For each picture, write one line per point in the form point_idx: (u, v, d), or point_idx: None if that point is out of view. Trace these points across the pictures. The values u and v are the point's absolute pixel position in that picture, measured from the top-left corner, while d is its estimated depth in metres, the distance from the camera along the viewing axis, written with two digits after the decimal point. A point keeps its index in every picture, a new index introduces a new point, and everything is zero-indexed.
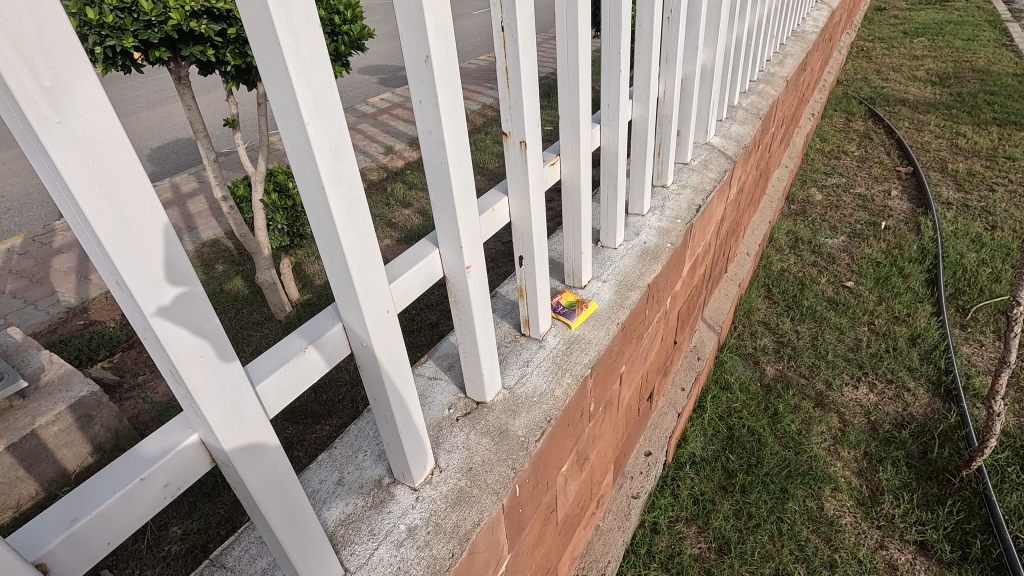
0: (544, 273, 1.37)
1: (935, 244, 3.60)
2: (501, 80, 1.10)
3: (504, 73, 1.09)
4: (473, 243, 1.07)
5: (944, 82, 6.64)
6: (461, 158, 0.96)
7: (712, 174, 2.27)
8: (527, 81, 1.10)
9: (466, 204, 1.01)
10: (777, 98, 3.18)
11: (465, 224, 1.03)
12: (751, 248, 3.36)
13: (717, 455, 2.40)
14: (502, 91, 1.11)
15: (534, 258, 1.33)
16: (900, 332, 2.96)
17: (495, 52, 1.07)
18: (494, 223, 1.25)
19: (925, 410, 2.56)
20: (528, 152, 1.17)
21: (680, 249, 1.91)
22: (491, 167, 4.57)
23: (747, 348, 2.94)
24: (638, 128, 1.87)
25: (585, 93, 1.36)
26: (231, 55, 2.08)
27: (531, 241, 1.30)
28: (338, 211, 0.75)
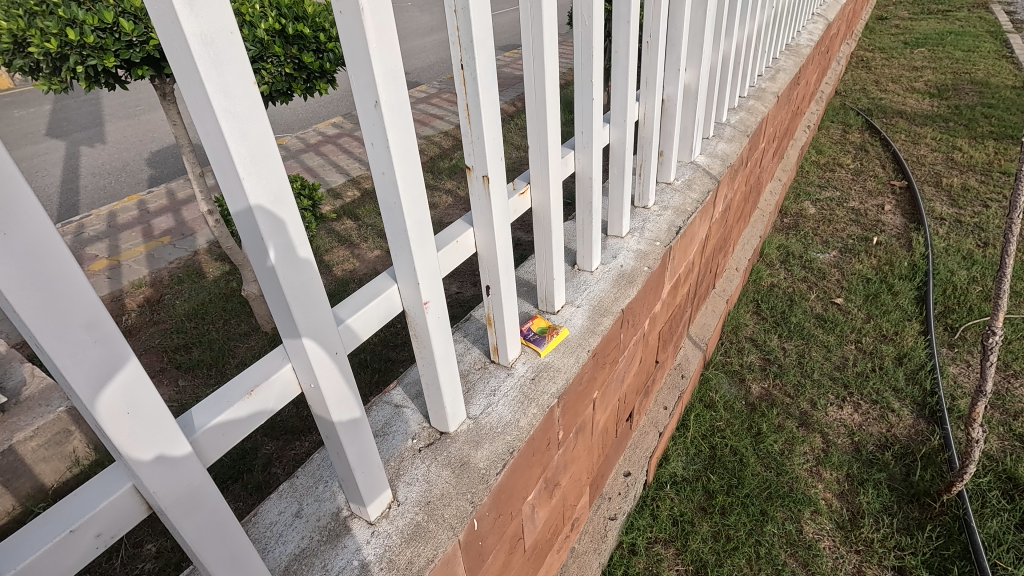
0: (512, 302, 1.37)
1: (925, 261, 3.59)
2: (462, 116, 1.10)
3: (464, 109, 1.09)
4: (433, 281, 1.07)
5: (942, 94, 6.65)
6: (417, 199, 0.97)
7: (694, 195, 2.27)
8: (490, 118, 1.10)
9: (425, 244, 1.02)
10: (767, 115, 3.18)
11: (422, 264, 1.03)
12: (741, 263, 3.37)
13: (699, 474, 2.40)
14: (463, 126, 1.11)
15: (501, 288, 1.33)
16: (887, 351, 2.95)
17: (457, 89, 1.08)
18: (456, 257, 1.25)
19: (909, 431, 2.55)
20: (491, 186, 1.17)
21: (658, 271, 1.92)
22: None
23: (733, 365, 2.95)
24: (617, 150, 1.87)
25: (553, 123, 1.37)
26: None
27: (497, 272, 1.30)
28: (277, 260, 0.75)
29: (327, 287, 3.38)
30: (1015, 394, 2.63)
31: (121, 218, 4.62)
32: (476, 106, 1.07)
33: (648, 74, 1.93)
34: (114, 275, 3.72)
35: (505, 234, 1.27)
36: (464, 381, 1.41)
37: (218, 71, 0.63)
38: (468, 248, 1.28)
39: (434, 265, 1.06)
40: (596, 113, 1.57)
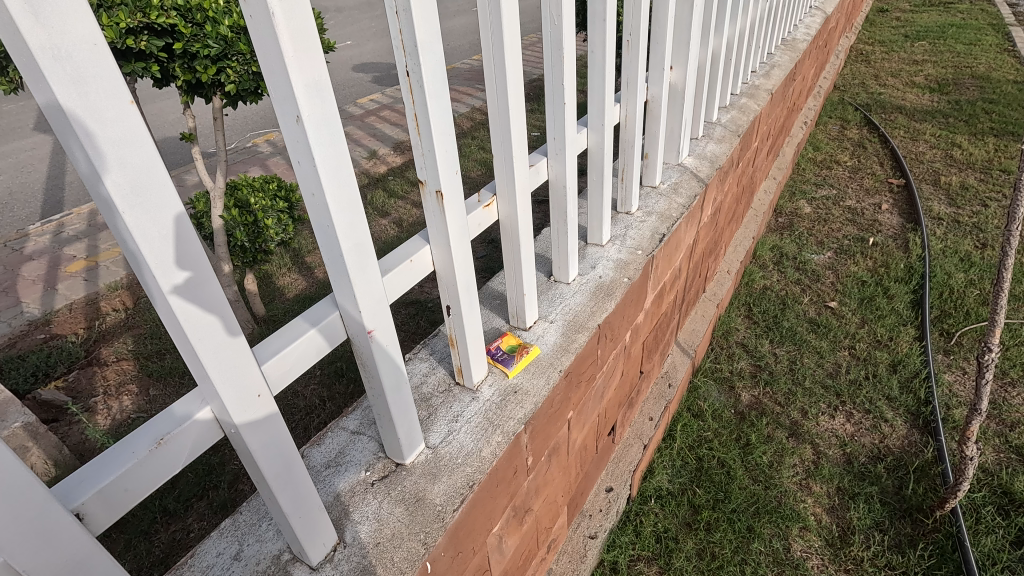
0: (474, 322, 1.29)
1: (922, 263, 3.51)
2: (411, 128, 1.02)
3: (413, 119, 1.00)
4: (376, 308, 1.00)
5: (942, 89, 6.53)
6: (356, 221, 0.90)
7: (680, 200, 2.18)
8: (441, 129, 1.02)
9: (368, 271, 0.96)
10: (759, 113, 3.08)
11: (363, 291, 0.96)
12: (732, 265, 3.31)
13: (685, 488, 2.32)
14: (412, 138, 1.03)
15: (462, 309, 1.24)
16: (881, 357, 2.86)
17: (404, 97, 0.99)
18: (408, 279, 1.16)
19: (902, 443, 2.47)
20: (445, 202, 1.08)
21: (639, 282, 1.83)
22: (475, 175, 4.46)
23: (723, 372, 2.87)
24: (595, 156, 1.77)
25: (519, 131, 1.28)
26: (179, 69, 2.09)
27: (456, 291, 1.21)
28: (172, 292, 0.72)
29: (308, 289, 3.29)
30: (1013, 403, 2.55)
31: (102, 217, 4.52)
32: (426, 115, 0.99)
33: (630, 75, 1.84)
34: (91, 276, 3.63)
35: (463, 252, 1.18)
36: (426, 406, 1.33)
37: (83, 91, 0.59)
38: (422, 267, 1.19)
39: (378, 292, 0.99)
40: (571, 118, 1.49)
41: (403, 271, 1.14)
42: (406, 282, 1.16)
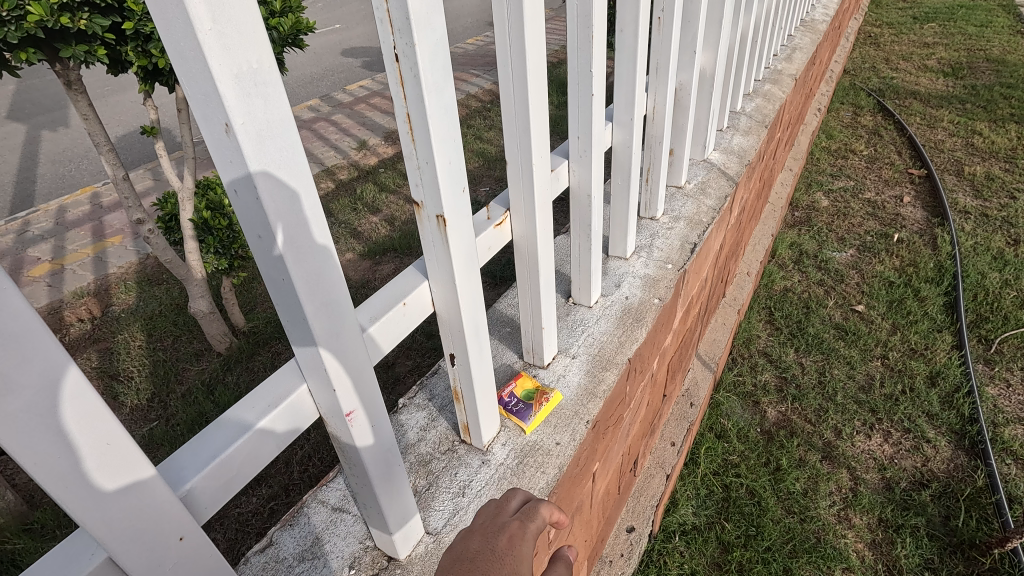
0: (485, 374, 1.03)
1: (953, 262, 3.28)
2: (404, 135, 0.78)
3: (407, 124, 0.77)
4: (356, 384, 0.79)
5: (957, 73, 6.27)
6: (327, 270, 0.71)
7: (709, 202, 1.93)
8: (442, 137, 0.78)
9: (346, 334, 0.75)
10: (785, 101, 2.81)
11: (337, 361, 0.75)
12: (752, 267, 3.08)
13: (711, 522, 2.10)
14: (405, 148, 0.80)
15: (470, 359, 0.99)
16: (918, 369, 2.63)
17: (393, 95, 0.76)
18: (401, 327, 0.91)
19: (947, 467, 2.25)
20: (449, 228, 0.84)
21: (671, 300, 1.57)
22: (471, 167, 4.17)
23: (747, 386, 2.63)
24: (620, 155, 1.50)
25: None
26: (132, 53, 1.79)
27: (463, 338, 0.96)
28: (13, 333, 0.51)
29: None
30: None
31: (71, 214, 4.20)
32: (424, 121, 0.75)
33: (660, 59, 1.58)
34: (56, 282, 3.34)
35: (472, 290, 0.93)
36: (425, 471, 1.08)
37: None
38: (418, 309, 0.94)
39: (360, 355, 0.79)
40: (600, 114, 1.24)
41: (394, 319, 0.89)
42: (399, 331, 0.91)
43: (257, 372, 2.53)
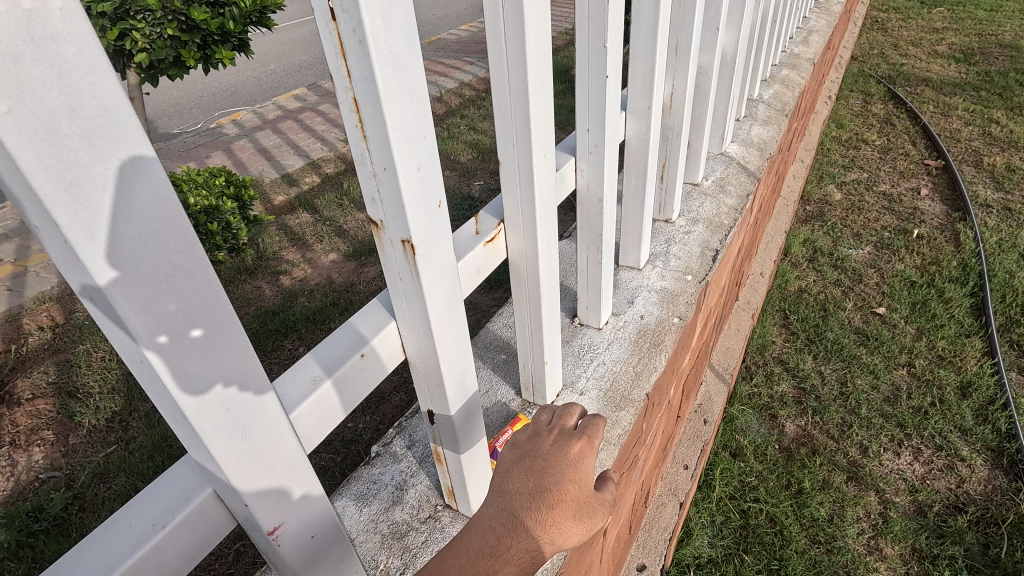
0: (467, 427, 0.89)
1: (978, 259, 3.08)
2: (357, 140, 0.64)
3: (359, 126, 0.62)
4: (286, 482, 0.70)
5: (969, 59, 6.03)
6: (223, 333, 0.57)
7: (729, 203, 1.73)
8: (405, 140, 0.63)
9: (263, 422, 0.64)
10: (804, 88, 2.61)
11: (253, 460, 0.64)
12: (765, 267, 2.90)
13: (729, 554, 1.91)
14: (359, 157, 0.66)
15: (450, 410, 0.84)
16: (948, 379, 2.44)
17: (338, 91, 0.61)
18: (359, 376, 0.86)
19: (984, 489, 2.06)
20: (418, 256, 0.70)
21: (692, 318, 1.38)
22: (464, 160, 3.93)
23: (763, 398, 2.43)
24: (633, 149, 1.32)
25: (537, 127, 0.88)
26: None
27: (440, 388, 0.81)
28: None
29: (271, 302, 2.79)
30: None
31: None
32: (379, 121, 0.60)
33: (680, 38, 1.37)
34: (16, 285, 3.08)
35: (450, 328, 0.79)
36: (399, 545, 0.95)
37: None
38: (381, 359, 0.90)
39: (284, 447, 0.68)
40: (614, 101, 1.06)
41: (352, 369, 0.85)
42: (356, 386, 0.87)
43: None
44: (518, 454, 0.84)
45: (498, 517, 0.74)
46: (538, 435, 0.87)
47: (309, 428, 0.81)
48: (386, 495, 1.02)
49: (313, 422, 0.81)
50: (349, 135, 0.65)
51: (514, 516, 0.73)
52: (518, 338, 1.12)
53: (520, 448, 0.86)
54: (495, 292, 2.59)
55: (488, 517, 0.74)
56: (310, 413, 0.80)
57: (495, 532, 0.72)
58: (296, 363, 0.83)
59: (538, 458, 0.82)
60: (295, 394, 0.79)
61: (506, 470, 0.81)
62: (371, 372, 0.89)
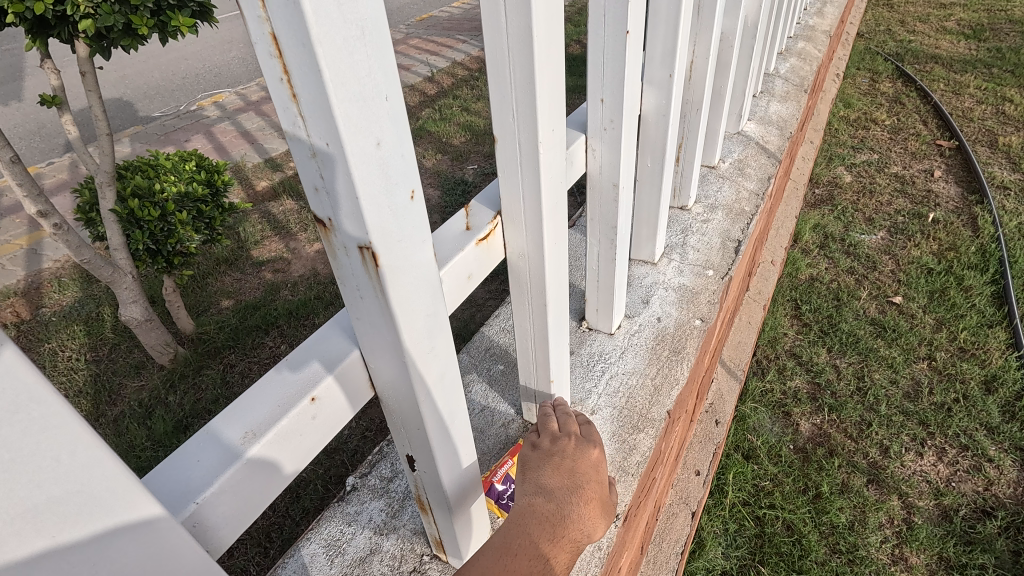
0: (447, 452, 0.83)
1: (998, 245, 2.93)
2: (284, 101, 0.51)
3: (284, 80, 0.49)
4: (161, 556, 0.52)
5: (979, 34, 5.83)
6: (21, 428, 0.39)
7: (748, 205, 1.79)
8: (350, 97, 0.50)
9: (112, 504, 0.46)
10: (813, 77, 2.53)
11: (103, 556, 0.46)
12: (776, 255, 2.75)
13: (744, 566, 1.79)
14: (290, 126, 0.53)
15: (428, 433, 0.77)
16: (972, 373, 2.31)
17: (253, 27, 0.48)
18: (308, 425, 0.71)
19: (1014, 492, 1.94)
20: (376, 263, 0.59)
21: (705, 338, 1.43)
22: (456, 142, 3.73)
23: (776, 394, 2.28)
24: (651, 124, 1.37)
25: (543, 101, 0.80)
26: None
27: (417, 408, 0.74)
28: None
29: (253, 295, 2.61)
30: None
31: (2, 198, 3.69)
32: (308, 69, 0.47)
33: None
34: None
35: (428, 342, 0.71)
36: None
37: None
38: (335, 406, 0.75)
39: (148, 517, 0.49)
40: (631, 70, 1.01)
41: (295, 423, 0.70)
42: (302, 441, 0.72)
43: (206, 391, 2.18)
44: (544, 455, 0.94)
45: (548, 504, 0.82)
46: (558, 439, 0.97)
47: (259, 482, 0.68)
48: (365, 538, 1.06)
49: (242, 492, 0.66)
50: (274, 96, 0.52)
51: (563, 506, 0.82)
52: (519, 341, 1.09)
53: (543, 450, 0.95)
54: (491, 285, 2.44)
55: (538, 505, 0.82)
56: (236, 482, 0.65)
57: (549, 518, 0.81)
58: (254, 386, 0.70)
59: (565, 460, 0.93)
60: (215, 460, 0.63)
61: (541, 465, 0.91)
62: (322, 420, 0.74)
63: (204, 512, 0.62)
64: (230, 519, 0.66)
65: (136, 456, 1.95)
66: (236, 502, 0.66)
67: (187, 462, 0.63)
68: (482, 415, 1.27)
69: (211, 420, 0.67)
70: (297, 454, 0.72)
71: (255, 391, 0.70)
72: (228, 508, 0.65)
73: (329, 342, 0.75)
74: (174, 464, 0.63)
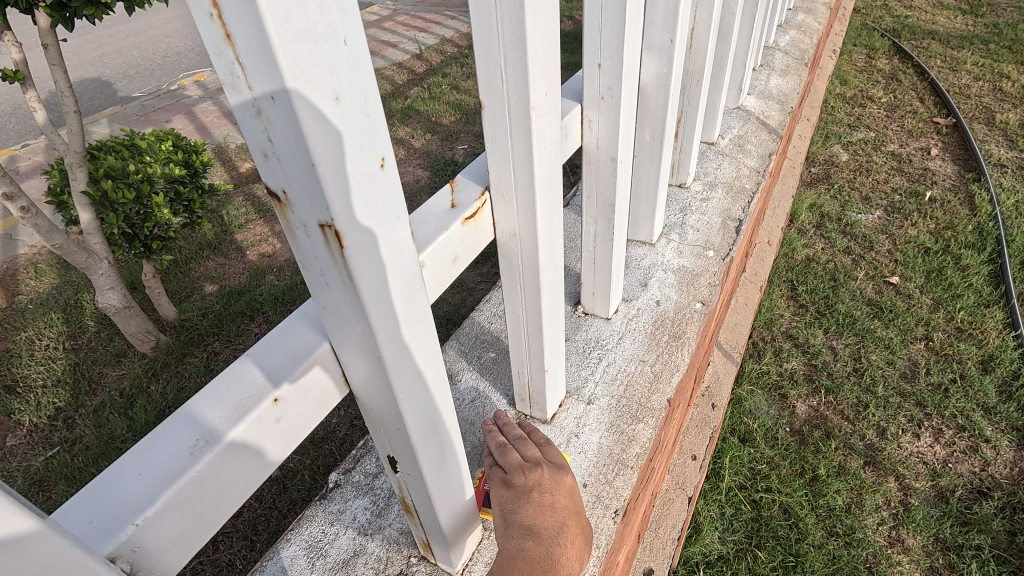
0: (431, 457, 0.77)
1: (995, 223, 2.90)
2: (217, 44, 0.44)
3: (214, 17, 0.42)
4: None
5: (976, 10, 5.74)
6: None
7: (747, 184, 1.74)
8: (297, 38, 0.43)
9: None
10: (813, 50, 2.46)
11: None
12: (772, 236, 2.71)
13: (741, 550, 1.76)
14: (228, 78, 0.46)
15: (409, 435, 0.71)
16: (969, 353, 2.29)
17: None
18: (268, 429, 0.64)
19: (1010, 472, 1.93)
20: (341, 241, 0.53)
21: (706, 323, 1.39)
22: (446, 122, 3.63)
23: (773, 377, 2.25)
24: (649, 96, 1.30)
25: (535, 62, 0.73)
26: None
27: (397, 407, 0.68)
28: None
29: (237, 281, 2.53)
30: None
31: None
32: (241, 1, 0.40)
33: None
34: None
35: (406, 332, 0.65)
36: None
37: None
38: (301, 407, 0.68)
39: (22, 534, 0.43)
40: (630, 33, 0.95)
41: (255, 428, 0.63)
42: (264, 445, 0.65)
43: (189, 380, 2.12)
44: (521, 491, 0.92)
45: (537, 550, 0.87)
46: (532, 472, 0.95)
47: (213, 492, 0.61)
48: (349, 539, 1.05)
49: (190, 507, 0.59)
50: (206, 40, 0.45)
51: (553, 554, 0.88)
52: (510, 327, 1.03)
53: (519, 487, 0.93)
54: (482, 268, 2.38)
55: (529, 554, 0.86)
56: (185, 499, 0.58)
57: (539, 565, 0.86)
58: (204, 389, 0.63)
59: (544, 494, 0.93)
60: (158, 474, 0.56)
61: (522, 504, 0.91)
62: (286, 423, 0.67)
63: (146, 535, 0.55)
64: (179, 539, 0.59)
65: (118, 448, 1.89)
66: (184, 521, 0.59)
67: (126, 477, 0.56)
68: (473, 406, 1.22)
69: (156, 427, 0.59)
70: (256, 461, 0.65)
71: (207, 394, 0.63)
72: (175, 527, 0.58)
73: (294, 337, 0.68)
74: (110, 479, 0.56)
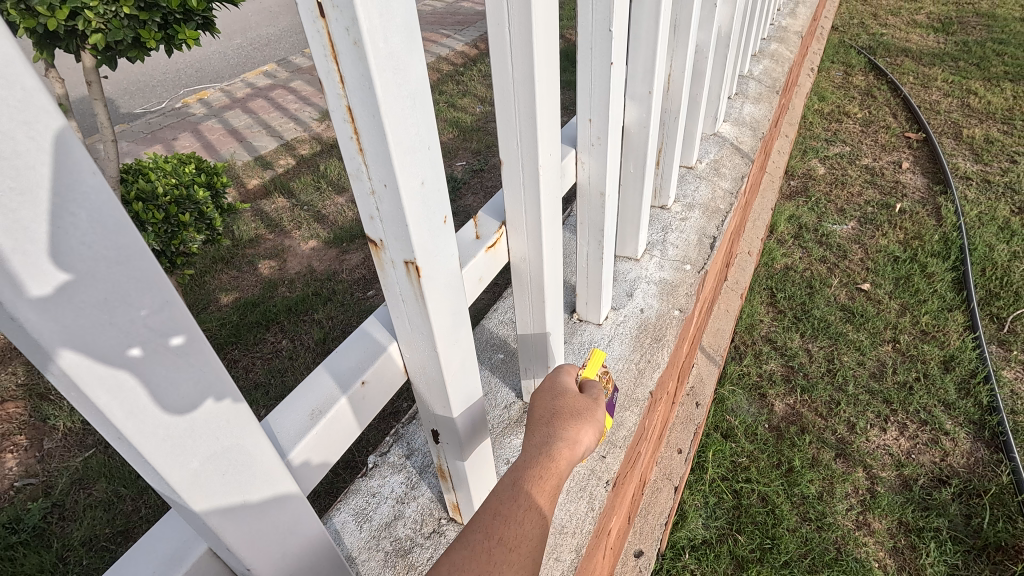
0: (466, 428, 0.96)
1: (959, 233, 3.11)
2: (351, 153, 0.63)
3: (354, 138, 0.61)
4: (277, 531, 0.67)
5: (947, 28, 6.03)
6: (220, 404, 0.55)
7: (721, 204, 1.92)
8: (404, 149, 0.62)
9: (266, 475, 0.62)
10: (784, 78, 2.67)
11: (249, 515, 0.62)
12: (752, 246, 2.90)
13: (723, 534, 1.94)
14: (354, 171, 0.65)
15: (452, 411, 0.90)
16: (932, 354, 2.48)
17: (330, 99, 0.60)
18: (358, 404, 0.85)
19: (967, 462, 2.12)
20: (419, 273, 0.71)
21: (686, 321, 1.57)
22: (444, 139, 3.81)
23: (753, 378, 2.43)
24: (633, 135, 1.49)
25: (541, 128, 0.92)
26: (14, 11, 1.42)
27: (444, 392, 0.86)
28: None
29: (251, 293, 2.69)
30: None
31: None
32: (375, 128, 0.59)
33: (680, 17, 1.50)
34: None
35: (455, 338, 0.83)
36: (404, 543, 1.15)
37: None
38: (379, 388, 0.88)
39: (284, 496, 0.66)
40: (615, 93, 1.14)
41: (350, 403, 0.83)
42: (353, 418, 0.85)
43: None
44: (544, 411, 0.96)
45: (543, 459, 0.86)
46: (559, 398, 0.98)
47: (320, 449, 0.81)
48: (389, 506, 1.21)
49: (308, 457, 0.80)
50: (342, 148, 0.64)
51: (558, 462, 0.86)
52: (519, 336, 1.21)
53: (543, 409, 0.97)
54: None
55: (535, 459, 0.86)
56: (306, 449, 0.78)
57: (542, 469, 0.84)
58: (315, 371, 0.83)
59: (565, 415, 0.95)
60: (291, 430, 0.77)
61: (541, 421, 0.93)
62: (369, 400, 0.87)
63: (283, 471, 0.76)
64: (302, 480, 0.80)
65: None
66: (304, 471, 0.79)
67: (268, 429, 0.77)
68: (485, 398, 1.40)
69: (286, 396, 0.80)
70: (349, 429, 0.85)
71: (316, 375, 0.83)
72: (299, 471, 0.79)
73: (365, 339, 0.88)
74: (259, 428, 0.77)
